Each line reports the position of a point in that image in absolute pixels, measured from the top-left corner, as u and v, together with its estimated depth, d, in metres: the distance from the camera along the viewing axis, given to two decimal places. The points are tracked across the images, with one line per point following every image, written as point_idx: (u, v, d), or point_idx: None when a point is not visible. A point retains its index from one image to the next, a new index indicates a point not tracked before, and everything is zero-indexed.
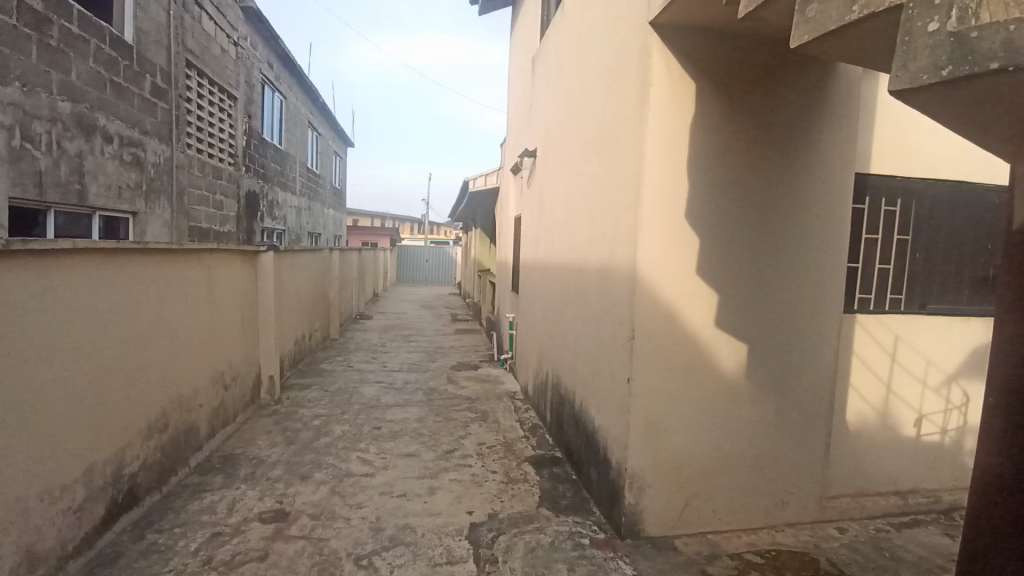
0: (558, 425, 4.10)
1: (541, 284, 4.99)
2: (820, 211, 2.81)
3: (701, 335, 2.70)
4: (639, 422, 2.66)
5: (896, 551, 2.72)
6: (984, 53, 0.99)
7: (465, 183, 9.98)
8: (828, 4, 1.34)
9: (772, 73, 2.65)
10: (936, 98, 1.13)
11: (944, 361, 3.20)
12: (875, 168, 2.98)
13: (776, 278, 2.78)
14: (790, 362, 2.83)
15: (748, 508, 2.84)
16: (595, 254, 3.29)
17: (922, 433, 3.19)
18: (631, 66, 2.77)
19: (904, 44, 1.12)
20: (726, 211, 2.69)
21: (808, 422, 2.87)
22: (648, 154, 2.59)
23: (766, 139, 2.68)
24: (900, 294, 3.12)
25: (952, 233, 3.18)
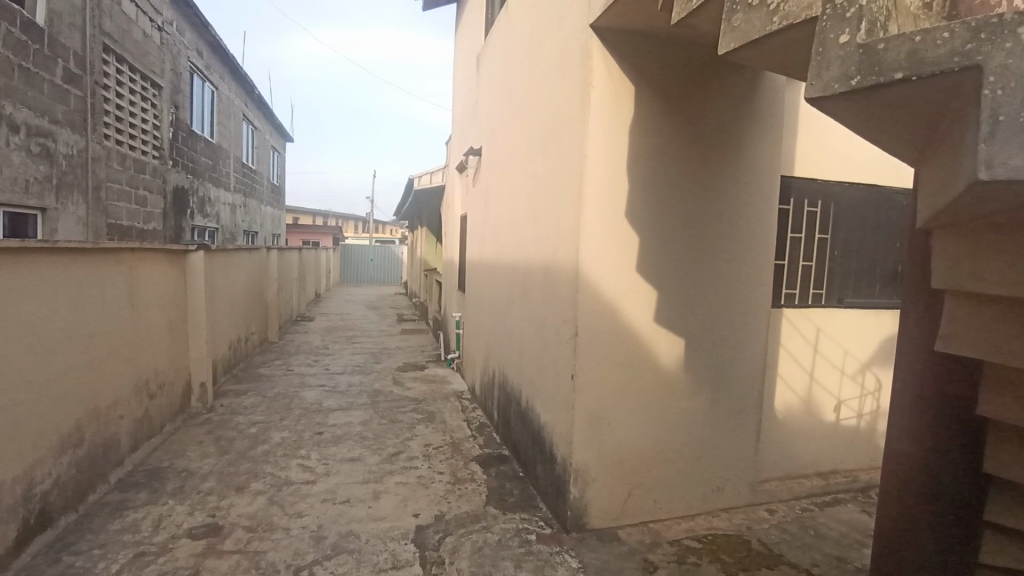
0: (504, 423, 4.11)
1: (487, 284, 4.98)
2: (750, 211, 2.96)
3: (641, 331, 2.78)
4: (583, 417, 2.71)
5: (819, 529, 2.92)
6: (889, 63, 1.07)
7: (410, 181, 9.83)
8: (751, 14, 1.40)
9: (705, 78, 2.77)
10: (847, 106, 1.21)
11: (859, 351, 3.46)
12: (797, 171, 3.17)
13: (710, 275, 2.91)
14: (724, 355, 2.97)
15: (687, 496, 2.96)
16: (539, 253, 3.32)
17: (841, 418, 3.44)
18: (573, 67, 2.82)
19: (818, 55, 1.20)
20: (663, 210, 2.78)
21: (740, 411, 3.03)
22: (589, 153, 2.65)
23: (700, 143, 2.80)
24: (821, 289, 3.35)
25: (864, 233, 3.45)
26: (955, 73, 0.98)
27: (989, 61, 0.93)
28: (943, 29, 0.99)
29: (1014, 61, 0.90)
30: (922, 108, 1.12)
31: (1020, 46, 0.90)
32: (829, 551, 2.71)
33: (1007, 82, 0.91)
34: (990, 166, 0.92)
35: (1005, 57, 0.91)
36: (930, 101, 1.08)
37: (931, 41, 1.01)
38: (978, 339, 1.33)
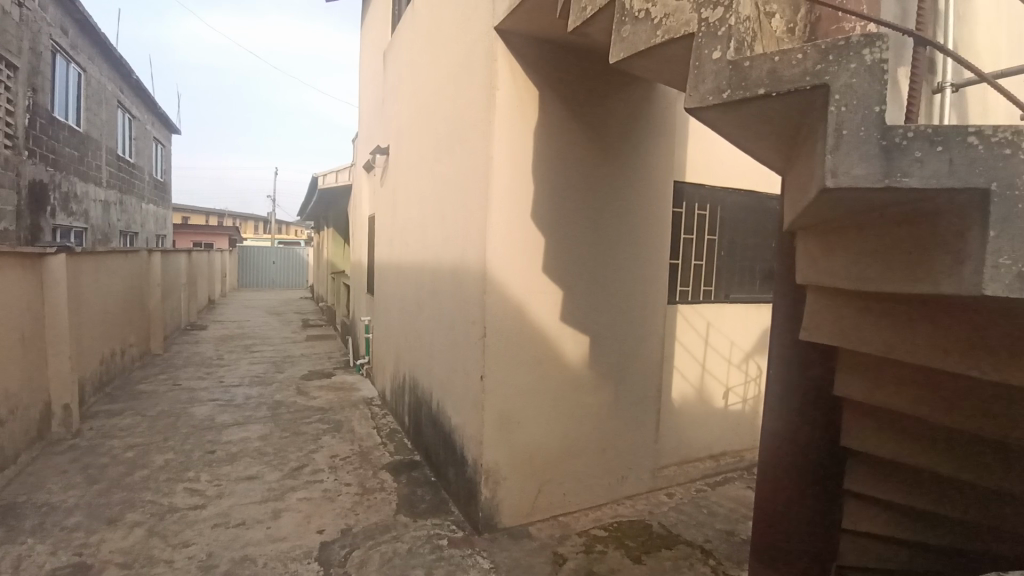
0: (416, 428, 4.03)
1: (395, 287, 4.85)
2: (647, 214, 3.14)
3: (547, 330, 2.85)
4: (493, 417, 2.72)
5: (711, 507, 3.16)
6: (754, 80, 1.17)
7: (314, 180, 9.36)
8: (638, 27, 1.48)
9: (605, 87, 2.89)
10: (721, 117, 1.31)
11: (743, 341, 3.80)
12: (688, 176, 3.40)
13: (612, 274, 3.04)
14: (625, 350, 3.12)
15: (594, 487, 3.08)
16: (447, 253, 3.29)
17: (729, 404, 3.76)
18: (478, 68, 2.82)
19: (696, 69, 1.29)
20: (568, 212, 2.87)
21: (641, 402, 3.20)
22: (495, 154, 2.66)
23: (601, 147, 2.92)
24: (710, 286, 3.62)
25: (745, 235, 3.79)
26: (807, 91, 1.09)
27: (835, 81, 1.04)
28: (798, 50, 1.09)
29: (855, 81, 1.02)
30: (783, 121, 1.24)
31: (861, 68, 1.01)
32: (720, 527, 2.94)
33: (849, 100, 1.02)
34: (835, 175, 1.04)
35: (848, 77, 1.03)
36: (789, 115, 1.20)
37: (789, 60, 1.11)
38: (832, 328, 1.49)
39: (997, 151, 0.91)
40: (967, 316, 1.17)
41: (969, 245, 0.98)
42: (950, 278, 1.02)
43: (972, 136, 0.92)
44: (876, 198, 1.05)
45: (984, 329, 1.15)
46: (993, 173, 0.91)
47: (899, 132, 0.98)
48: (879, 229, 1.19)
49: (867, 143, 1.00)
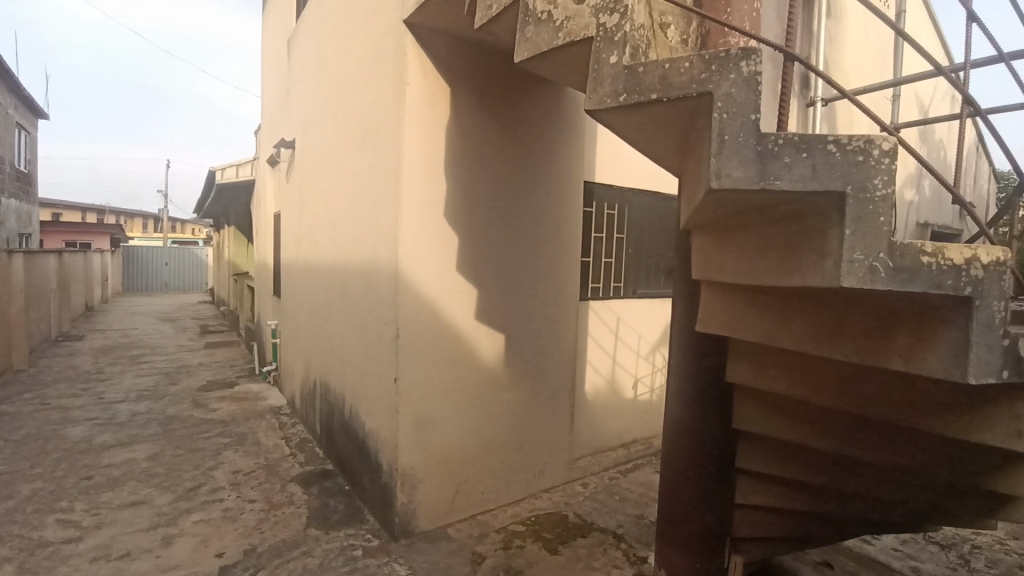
0: (328, 437, 3.85)
1: (303, 288, 4.60)
2: (559, 214, 3.22)
3: (462, 329, 2.83)
4: (408, 420, 2.66)
5: (623, 494, 3.30)
6: (646, 85, 1.23)
7: (212, 174, 8.66)
8: (541, 28, 1.50)
9: (517, 87, 2.92)
10: (620, 120, 1.36)
11: (649, 334, 4.02)
12: (598, 176, 3.52)
13: (525, 272, 3.09)
14: (540, 346, 3.18)
15: (512, 483, 3.11)
16: (357, 253, 3.17)
17: (638, 394, 3.96)
18: (387, 61, 2.74)
19: (595, 72, 1.34)
20: (481, 212, 2.87)
21: (555, 397, 3.29)
22: (406, 151, 2.59)
23: (513, 146, 2.95)
24: (619, 283, 3.79)
25: (651, 234, 3.99)
26: (694, 98, 1.16)
27: (717, 89, 1.12)
28: (686, 59, 1.16)
29: (734, 91, 1.10)
30: (675, 126, 1.31)
31: (739, 78, 1.09)
32: (631, 512, 3.08)
33: (730, 108, 1.10)
34: (719, 178, 1.11)
35: (728, 87, 1.11)
36: (680, 120, 1.27)
37: (677, 68, 1.18)
38: (722, 320, 1.61)
39: (852, 158, 1.02)
40: (833, 306, 1.30)
41: (831, 241, 1.08)
42: (816, 272, 1.13)
43: (831, 144, 1.03)
44: (754, 199, 1.14)
45: (846, 317, 1.28)
46: (848, 177, 1.03)
47: (771, 139, 1.07)
48: (758, 227, 1.29)
49: (745, 148, 1.09)
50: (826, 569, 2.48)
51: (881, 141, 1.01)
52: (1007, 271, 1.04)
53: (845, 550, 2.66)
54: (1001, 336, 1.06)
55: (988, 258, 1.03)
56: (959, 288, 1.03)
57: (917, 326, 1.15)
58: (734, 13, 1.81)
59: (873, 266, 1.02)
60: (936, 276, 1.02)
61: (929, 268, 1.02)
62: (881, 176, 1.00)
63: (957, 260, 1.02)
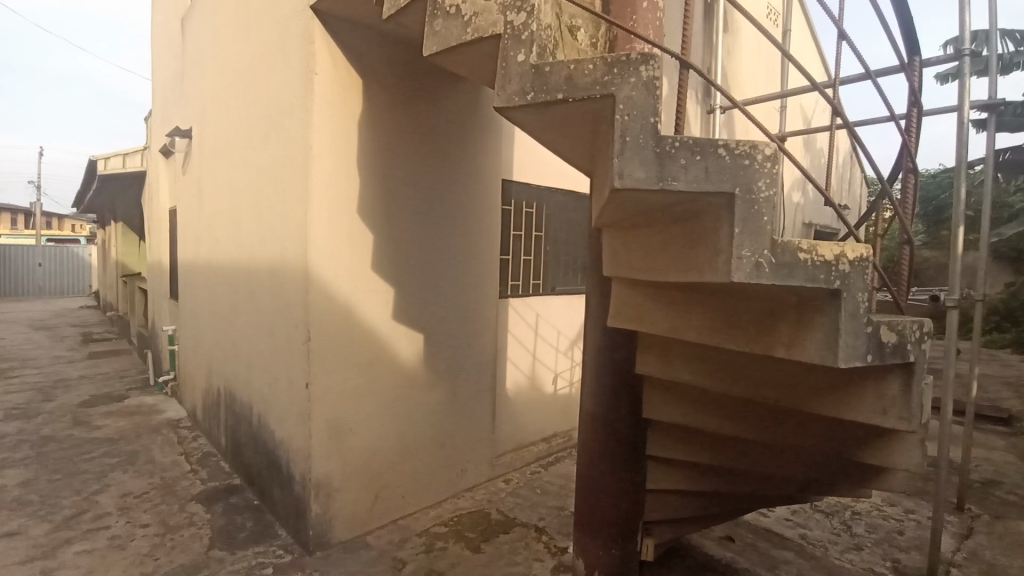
0: (234, 449, 3.58)
1: (204, 290, 4.25)
2: (477, 212, 3.21)
3: (378, 330, 2.74)
4: (322, 427, 2.53)
5: (544, 487, 3.36)
6: (553, 85, 1.25)
7: (94, 164, 7.76)
8: (449, 22, 1.47)
9: (433, 83, 2.87)
10: (528, 118, 1.36)
11: (567, 330, 4.13)
12: (516, 175, 3.55)
13: (444, 270, 3.05)
14: (460, 345, 3.16)
15: (433, 485, 3.07)
16: (263, 252, 2.96)
17: (558, 388, 4.05)
18: (294, 49, 2.58)
19: (503, 70, 1.34)
20: (396, 209, 2.79)
21: (476, 395, 3.28)
22: (315, 145, 2.46)
23: (430, 142, 2.89)
24: (538, 281, 3.84)
25: (569, 232, 4.09)
26: (597, 99, 1.19)
27: (619, 92, 1.15)
28: (589, 62, 1.19)
29: (634, 94, 1.14)
30: (581, 126, 1.34)
31: (638, 82, 1.14)
32: (551, 504, 3.14)
33: (630, 110, 1.14)
34: (621, 178, 1.15)
35: (629, 90, 1.15)
36: (585, 120, 1.30)
37: (582, 69, 1.20)
38: (631, 314, 1.67)
39: (739, 162, 1.09)
40: (726, 299, 1.39)
41: (723, 239, 1.16)
42: (711, 268, 1.20)
43: (721, 148, 1.10)
44: (654, 198, 1.19)
45: (739, 309, 1.38)
46: (736, 179, 1.10)
47: (668, 142, 1.12)
48: (659, 226, 1.35)
49: (645, 149, 1.13)
50: (729, 542, 2.68)
51: (764, 147, 1.09)
52: (868, 266, 1.17)
53: (745, 524, 2.88)
54: (863, 323, 1.19)
55: (853, 254, 1.14)
56: (830, 282, 1.14)
57: (797, 316, 1.26)
58: (639, 21, 1.89)
59: (758, 262, 1.11)
60: (811, 271, 1.13)
61: (806, 264, 1.12)
62: (764, 179, 1.08)
63: (828, 256, 1.13)
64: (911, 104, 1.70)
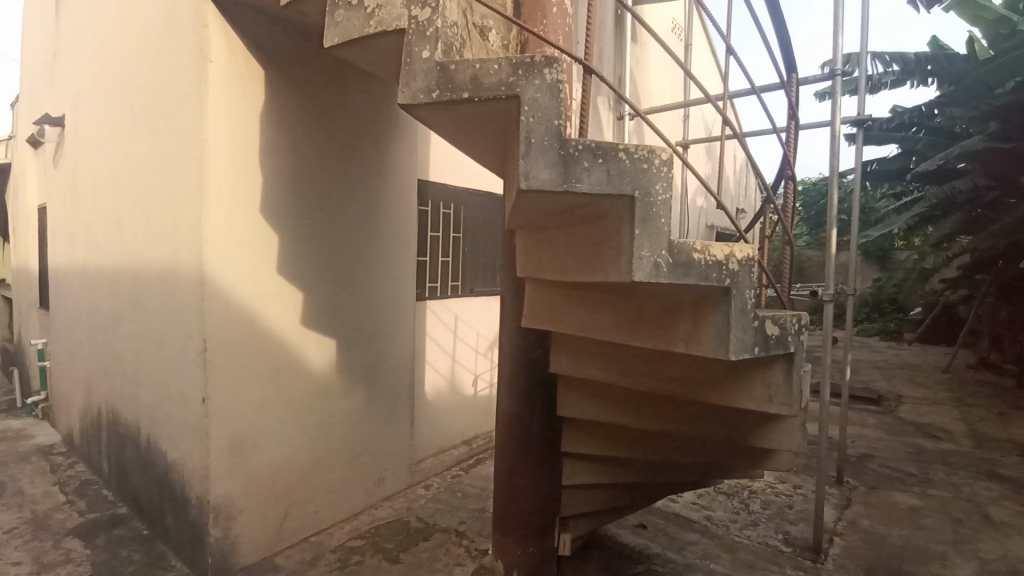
0: (120, 474, 3.21)
1: (81, 297, 3.78)
2: (393, 213, 3.12)
3: (285, 337, 2.58)
4: (222, 444, 2.34)
5: (465, 490, 3.33)
6: (458, 84, 1.23)
7: None
8: (352, 13, 1.42)
9: (342, 77, 2.76)
10: (434, 117, 1.34)
11: (487, 331, 4.13)
12: (432, 175, 3.50)
13: (357, 273, 2.93)
14: (376, 349, 3.06)
15: (349, 496, 2.94)
16: (151, 254, 2.69)
17: (478, 389, 4.04)
18: (184, 32, 2.36)
19: (407, 66, 1.30)
20: (304, 208, 2.64)
21: (394, 401, 3.19)
22: (209, 138, 2.26)
23: (341, 139, 2.78)
24: (457, 282, 3.80)
25: (489, 233, 4.08)
26: (503, 100, 1.19)
27: (523, 93, 1.16)
28: (494, 62, 1.18)
29: (538, 96, 1.15)
30: (489, 126, 1.33)
31: (543, 85, 1.15)
32: (472, 507, 3.12)
33: (535, 112, 1.15)
34: (527, 179, 1.16)
35: (533, 92, 1.15)
36: (492, 121, 1.29)
37: (487, 69, 1.19)
38: (543, 314, 1.69)
39: (638, 165, 1.14)
40: (631, 297, 1.45)
41: (624, 240, 1.20)
42: (614, 268, 1.24)
43: (621, 152, 1.13)
44: (560, 200, 1.21)
45: (642, 307, 1.44)
46: (635, 183, 1.14)
47: (572, 145, 1.14)
48: (567, 227, 1.38)
49: (549, 151, 1.15)
50: (642, 529, 2.80)
51: (661, 152, 1.14)
52: (754, 265, 1.26)
53: (656, 510, 3.03)
54: (750, 318, 1.29)
55: (741, 254, 1.23)
56: (721, 280, 1.23)
57: (694, 313, 1.34)
58: (549, 25, 1.91)
59: (657, 263, 1.16)
60: (704, 270, 1.20)
61: (699, 263, 1.20)
62: (661, 183, 1.14)
63: (719, 256, 1.21)
64: (791, 118, 1.87)
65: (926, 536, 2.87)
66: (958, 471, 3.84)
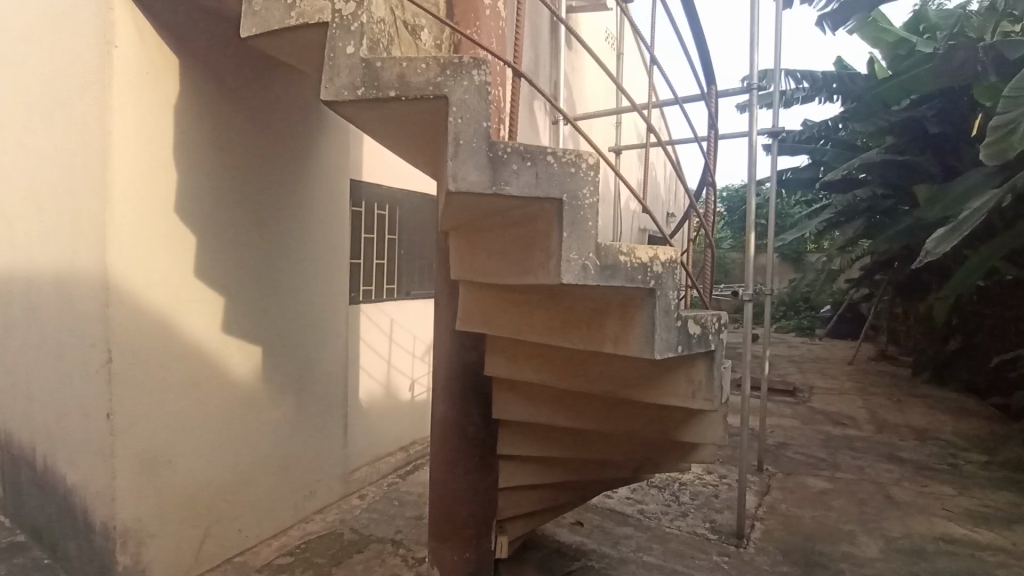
0: (12, 500, 2.88)
1: None
2: (323, 214, 3.01)
3: (204, 345, 2.42)
4: (131, 463, 2.14)
5: (402, 497, 3.25)
6: (385, 82, 1.20)
7: None
8: (270, 3, 1.35)
9: (265, 72, 2.62)
10: (360, 115, 1.29)
11: (424, 334, 4.06)
12: (366, 175, 3.40)
13: (284, 277, 2.79)
14: (305, 356, 2.94)
15: (277, 511, 2.80)
16: (45, 256, 2.42)
17: (415, 394, 3.96)
18: (84, 12, 2.14)
19: (330, 61, 1.25)
20: (224, 208, 2.48)
21: (325, 409, 3.07)
22: (114, 129, 2.06)
23: (264, 136, 2.64)
24: (393, 285, 3.72)
25: (426, 235, 4.01)
26: (431, 100, 1.17)
27: (452, 94, 1.15)
28: (422, 61, 1.16)
29: (467, 98, 1.14)
30: (418, 127, 1.31)
31: (471, 86, 1.14)
32: (409, 514, 3.05)
33: (464, 114, 1.14)
34: (455, 180, 1.14)
35: (462, 93, 1.14)
36: (421, 121, 1.27)
37: (414, 68, 1.17)
38: (476, 317, 1.68)
39: (565, 169, 1.15)
40: (561, 299, 1.47)
41: (553, 243, 1.21)
42: (544, 271, 1.25)
43: (549, 155, 1.15)
44: (489, 203, 1.21)
45: (572, 308, 1.46)
46: (563, 186, 1.16)
47: (500, 147, 1.14)
48: (498, 229, 1.38)
49: (477, 154, 1.14)
50: (578, 526, 2.85)
51: (588, 156, 1.16)
52: (676, 267, 1.31)
53: (592, 507, 3.10)
54: (673, 318, 1.34)
55: (664, 257, 1.28)
56: (646, 281, 1.27)
57: (621, 314, 1.38)
58: (482, 28, 1.90)
59: (585, 265, 1.18)
60: (630, 272, 1.24)
61: (626, 265, 1.23)
62: (588, 187, 1.16)
63: (644, 258, 1.25)
64: (711, 128, 1.97)
65: (836, 517, 3.11)
66: (862, 455, 4.19)
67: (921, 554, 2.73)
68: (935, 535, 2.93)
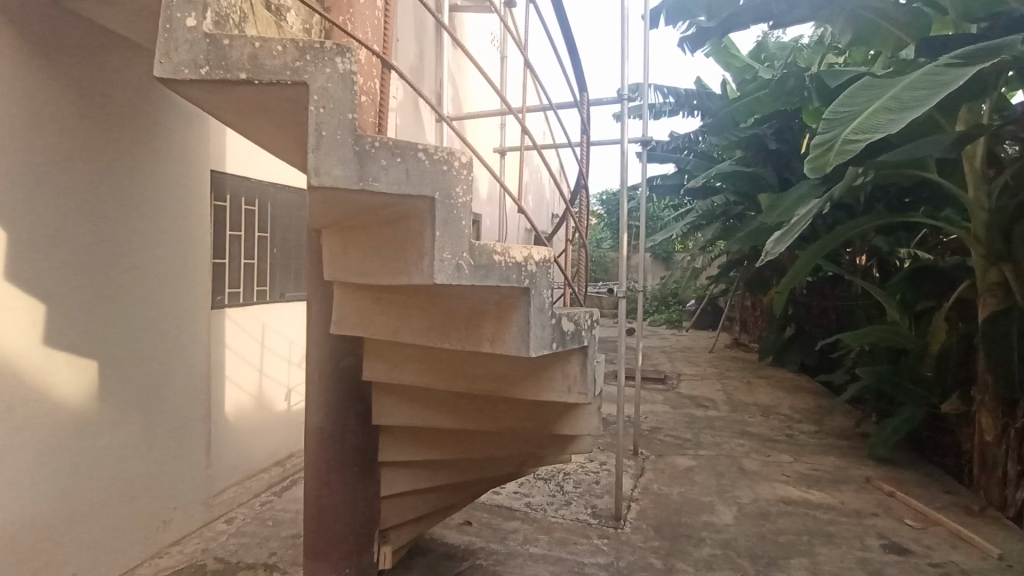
0: None
1: None
2: (176, 208, 2.67)
3: (17, 362, 2.02)
4: None
5: (277, 516, 3.00)
6: (234, 61, 1.08)
7: None
8: None
9: (100, 43, 2.26)
10: (207, 97, 1.16)
11: (300, 338, 3.79)
12: (229, 166, 3.08)
13: (126, 278, 2.42)
14: (155, 369, 2.58)
15: (122, 547, 2.43)
16: None
17: (291, 404, 3.68)
18: None
19: (167, 32, 1.10)
20: (45, 199, 2.09)
21: (182, 427, 2.73)
22: None
23: (98, 119, 2.28)
24: (264, 286, 3.42)
25: (301, 232, 3.74)
26: (289, 85, 1.08)
27: (313, 81, 1.06)
28: (277, 42, 1.06)
29: (330, 86, 1.07)
30: (276, 114, 1.20)
31: (335, 74, 1.07)
32: (285, 534, 2.83)
33: (327, 103, 1.07)
34: (318, 175, 1.07)
35: (324, 81, 1.07)
36: (278, 108, 1.17)
37: (269, 49, 1.07)
38: (350, 320, 1.59)
39: (438, 166, 1.13)
40: (438, 300, 1.44)
41: (427, 242, 1.18)
42: (416, 270, 1.21)
43: (420, 152, 1.12)
44: (356, 199, 1.15)
45: (450, 308, 1.44)
46: (435, 184, 1.14)
47: (368, 141, 1.09)
48: (370, 227, 1.31)
49: (342, 146, 1.08)
50: (466, 526, 2.84)
51: (460, 155, 1.15)
52: (550, 266, 1.36)
53: (481, 505, 3.11)
54: (548, 316, 1.39)
55: (538, 256, 1.32)
56: (520, 280, 1.30)
57: (497, 313, 1.38)
58: (355, 15, 1.80)
59: (458, 265, 1.17)
60: (505, 271, 1.26)
61: (500, 265, 1.25)
62: (461, 186, 1.15)
63: (518, 258, 1.28)
64: (583, 133, 2.07)
65: (700, 491, 3.44)
66: (720, 433, 4.69)
67: (766, 516, 3.12)
68: (778, 499, 3.37)
